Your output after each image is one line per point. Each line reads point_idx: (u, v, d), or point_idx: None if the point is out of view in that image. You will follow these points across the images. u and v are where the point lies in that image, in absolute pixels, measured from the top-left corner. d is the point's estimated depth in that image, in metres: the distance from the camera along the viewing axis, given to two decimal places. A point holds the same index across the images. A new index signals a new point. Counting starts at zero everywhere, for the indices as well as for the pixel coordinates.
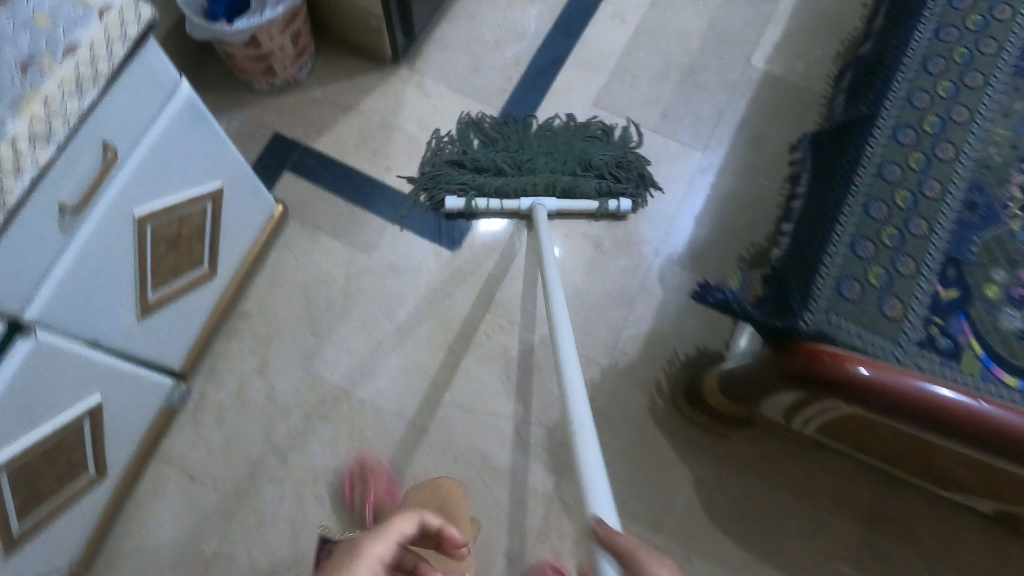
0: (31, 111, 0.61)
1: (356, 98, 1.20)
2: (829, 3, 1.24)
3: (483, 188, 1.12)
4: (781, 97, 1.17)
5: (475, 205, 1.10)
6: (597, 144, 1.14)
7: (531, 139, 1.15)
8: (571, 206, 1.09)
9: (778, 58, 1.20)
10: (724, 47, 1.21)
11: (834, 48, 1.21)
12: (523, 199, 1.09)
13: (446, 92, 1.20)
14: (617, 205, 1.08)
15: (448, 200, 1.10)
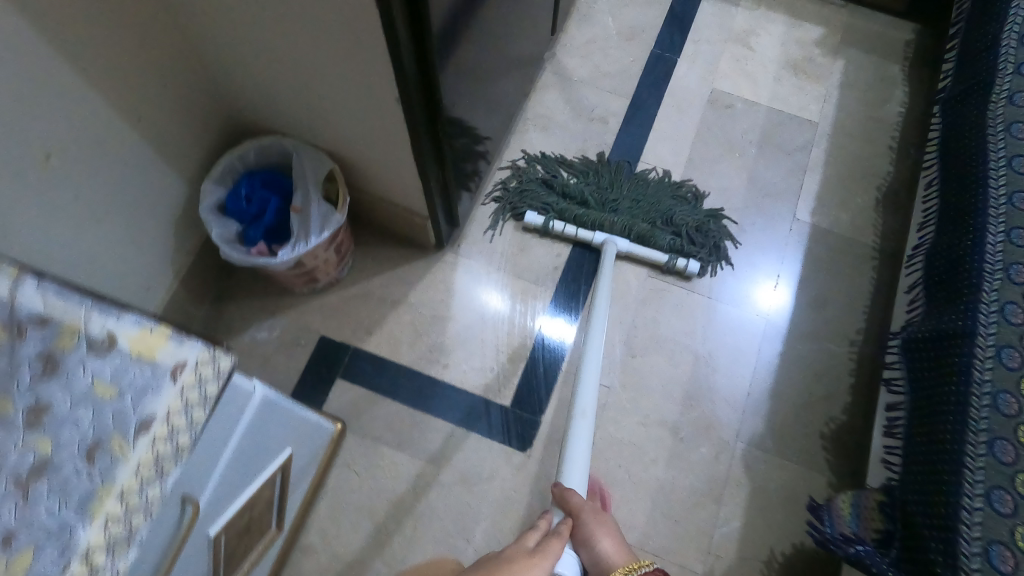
0: (105, 515, 0.44)
1: (401, 291, 1.16)
2: (860, 147, 1.25)
3: (564, 213, 1.19)
4: (832, 253, 1.17)
5: (552, 226, 1.18)
6: (684, 202, 1.21)
7: (622, 183, 1.23)
8: (641, 252, 1.15)
9: (822, 210, 1.21)
10: (765, 203, 1.22)
11: (873, 195, 1.22)
12: (597, 233, 1.17)
13: (497, 274, 1.18)
14: (684, 264, 1.14)
15: (529, 215, 1.18)
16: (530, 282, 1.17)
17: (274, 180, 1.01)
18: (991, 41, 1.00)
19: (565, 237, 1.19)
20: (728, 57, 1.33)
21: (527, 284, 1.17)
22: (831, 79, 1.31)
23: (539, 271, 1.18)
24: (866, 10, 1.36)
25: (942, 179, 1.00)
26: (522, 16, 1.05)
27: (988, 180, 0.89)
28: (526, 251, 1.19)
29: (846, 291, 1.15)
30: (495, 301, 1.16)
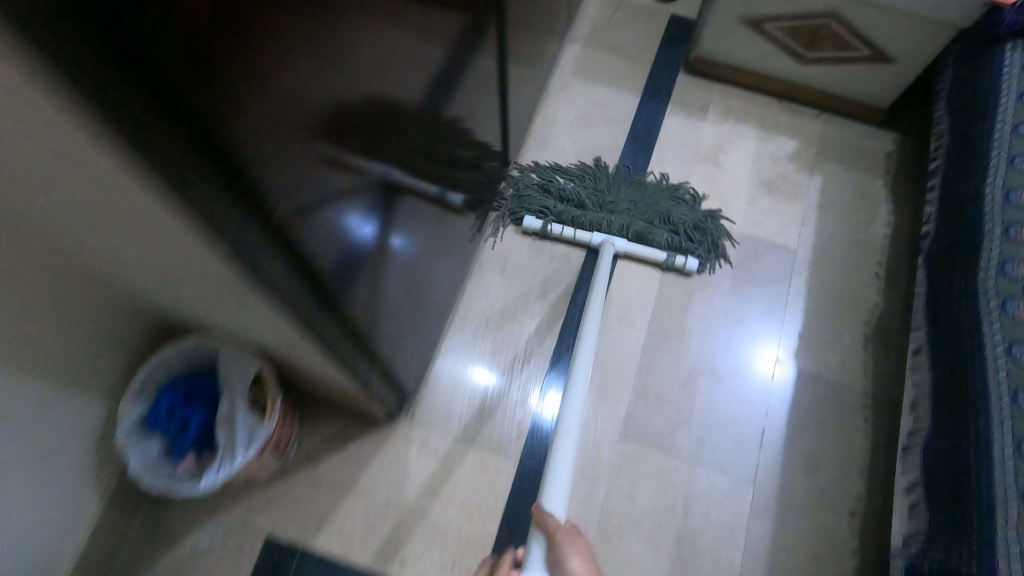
0: None
1: (353, 474, 1.06)
2: (843, 276, 1.16)
3: (561, 216, 1.18)
4: (821, 404, 1.08)
5: (550, 229, 1.18)
6: (681, 202, 1.20)
7: (620, 185, 1.21)
8: (638, 251, 1.15)
9: (808, 353, 1.11)
10: (748, 345, 1.12)
11: (860, 331, 1.12)
12: (594, 234, 1.16)
13: (455, 445, 1.07)
14: (682, 261, 1.14)
15: (527, 219, 1.18)
16: (492, 452, 1.07)
17: (197, 388, 0.94)
18: (972, 193, 0.91)
19: (562, 239, 1.19)
20: (695, 178, 1.23)
21: (488, 455, 1.07)
22: (809, 199, 1.21)
23: (501, 438, 1.08)
24: (840, 119, 1.28)
25: (934, 353, 0.88)
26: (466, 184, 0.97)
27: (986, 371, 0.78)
28: (486, 419, 1.09)
29: (839, 450, 1.05)
30: (455, 478, 1.05)
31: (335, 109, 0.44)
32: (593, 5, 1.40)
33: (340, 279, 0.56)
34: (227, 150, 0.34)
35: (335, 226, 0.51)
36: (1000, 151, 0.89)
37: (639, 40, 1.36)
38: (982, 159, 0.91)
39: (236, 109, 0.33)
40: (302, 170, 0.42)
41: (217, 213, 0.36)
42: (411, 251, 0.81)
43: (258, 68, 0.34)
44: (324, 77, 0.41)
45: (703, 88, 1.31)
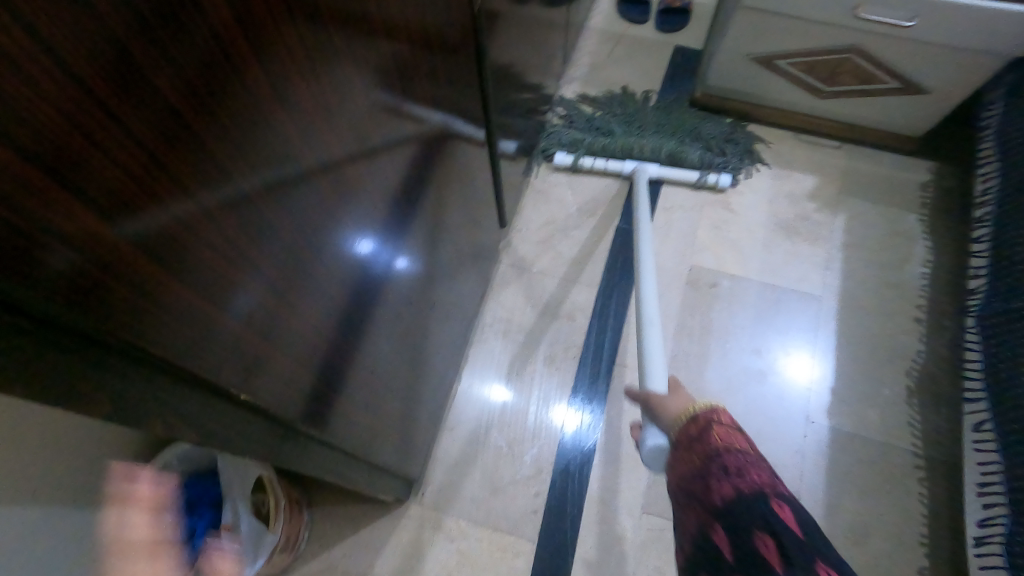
0: None
1: (362, 562, 0.92)
2: (877, 322, 1.08)
3: (591, 148, 1.19)
4: (863, 467, 1.00)
5: (582, 162, 1.18)
6: (709, 120, 1.22)
7: (646, 110, 1.23)
8: (672, 173, 1.16)
9: (844, 409, 1.03)
10: (780, 401, 1.04)
11: (902, 384, 1.04)
12: (626, 162, 1.17)
13: (472, 527, 0.94)
14: (715, 179, 1.15)
15: (557, 156, 1.18)
16: (511, 533, 0.93)
17: (206, 494, 0.84)
18: None
19: (595, 171, 1.19)
20: (706, 224, 1.15)
21: (508, 536, 0.93)
22: (830, 241, 1.13)
23: (521, 517, 0.95)
24: (863, 149, 1.20)
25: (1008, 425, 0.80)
26: (471, 253, 0.92)
27: None
28: (501, 492, 0.96)
29: (889, 518, 0.97)
30: (475, 566, 0.91)
31: (309, 239, 0.37)
32: (587, 42, 1.34)
33: (326, 408, 0.49)
34: (151, 356, 0.27)
35: (318, 355, 0.44)
36: None
37: (639, 77, 1.30)
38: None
39: (162, 309, 0.26)
40: (266, 322, 0.35)
41: (151, 414, 0.30)
42: (418, 351, 0.76)
43: (190, 251, 0.27)
44: (289, 213, 0.34)
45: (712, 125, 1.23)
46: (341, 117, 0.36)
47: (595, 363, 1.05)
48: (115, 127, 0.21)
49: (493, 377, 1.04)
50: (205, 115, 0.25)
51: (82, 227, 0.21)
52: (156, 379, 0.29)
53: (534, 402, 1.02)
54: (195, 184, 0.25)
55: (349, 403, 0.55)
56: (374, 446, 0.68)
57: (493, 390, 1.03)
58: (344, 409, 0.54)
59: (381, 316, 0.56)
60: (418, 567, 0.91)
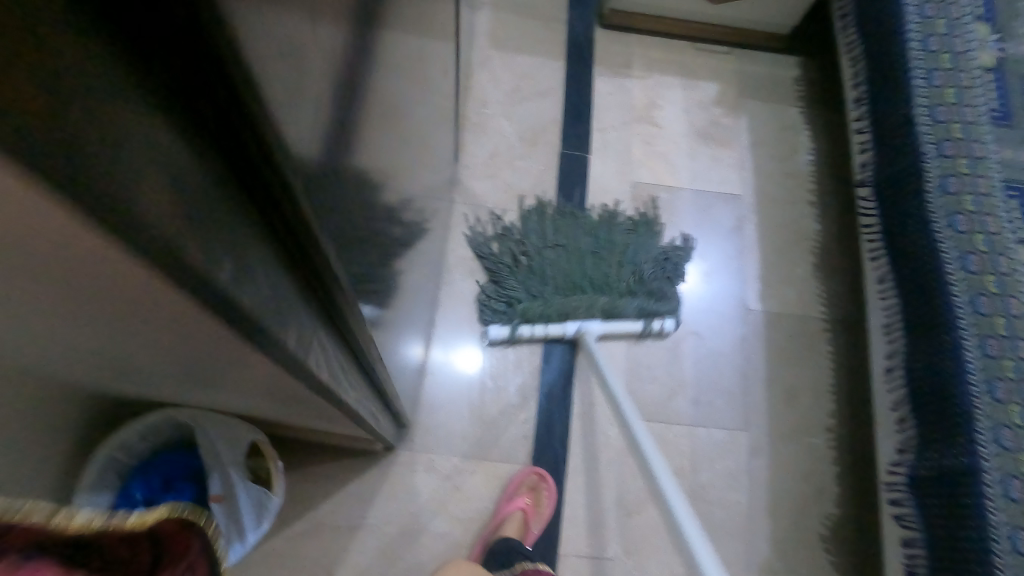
0: None
1: (354, 514, 0.89)
2: (785, 210, 1.20)
3: (528, 313, 1.01)
4: (789, 337, 1.14)
5: (521, 332, 1.01)
6: (639, 244, 1.09)
7: (581, 232, 1.08)
8: (616, 328, 1.03)
9: (770, 291, 1.15)
10: (721, 295, 1.13)
11: (808, 261, 1.18)
12: (567, 325, 1.01)
13: (463, 463, 0.95)
14: (660, 325, 1.06)
15: (492, 330, 1.00)
16: (502, 460, 0.96)
17: (175, 467, 0.73)
18: (903, 118, 0.95)
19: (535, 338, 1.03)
20: (637, 141, 1.17)
21: (500, 463, 0.96)
22: (740, 144, 1.22)
23: (510, 444, 0.97)
24: (752, 52, 1.29)
25: (892, 263, 0.96)
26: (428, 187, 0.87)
27: (947, 276, 0.85)
28: (486, 425, 0.97)
29: (810, 377, 1.12)
30: (472, 497, 0.93)
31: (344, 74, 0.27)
32: None
33: (360, 335, 0.40)
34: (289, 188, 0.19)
35: (353, 269, 0.35)
36: (918, 71, 0.94)
37: None
38: (904, 83, 0.96)
39: (296, 106, 0.19)
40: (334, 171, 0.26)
41: (269, 291, 0.22)
42: (393, 300, 0.71)
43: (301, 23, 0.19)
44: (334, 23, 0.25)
45: (621, 41, 1.24)
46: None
47: None
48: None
49: (458, 317, 1.02)
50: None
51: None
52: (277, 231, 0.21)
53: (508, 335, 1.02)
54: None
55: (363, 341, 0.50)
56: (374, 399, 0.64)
57: (459, 354, 1.01)
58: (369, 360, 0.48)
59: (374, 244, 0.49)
60: (414, 512, 0.90)
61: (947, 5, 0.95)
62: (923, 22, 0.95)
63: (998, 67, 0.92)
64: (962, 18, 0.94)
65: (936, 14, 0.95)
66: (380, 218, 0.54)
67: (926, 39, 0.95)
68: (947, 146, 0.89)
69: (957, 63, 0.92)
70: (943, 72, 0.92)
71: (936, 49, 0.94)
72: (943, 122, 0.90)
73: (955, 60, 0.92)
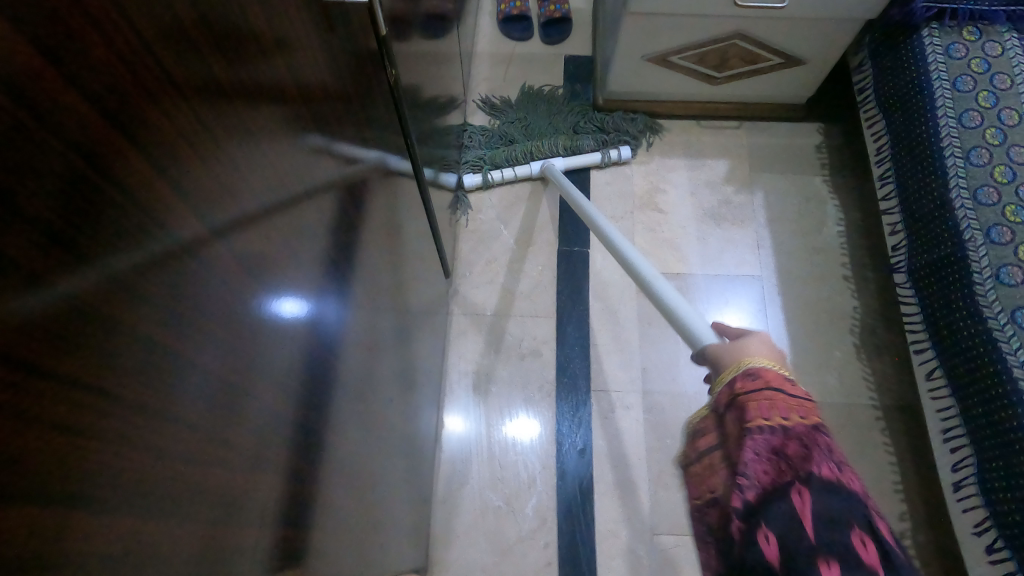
0: None
1: None
2: (815, 288, 1.12)
3: (495, 162, 1.16)
4: (836, 431, 1.02)
5: (491, 177, 1.15)
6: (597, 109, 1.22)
7: (542, 109, 1.23)
8: (577, 161, 1.16)
9: (808, 380, 1.05)
10: None
11: (848, 341, 1.08)
12: (532, 163, 1.15)
13: None
14: (617, 153, 1.16)
15: (465, 178, 1.15)
16: None
17: None
18: (940, 201, 0.86)
19: (505, 183, 1.17)
20: (641, 229, 1.13)
21: None
22: (756, 220, 1.16)
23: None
24: (764, 125, 1.24)
25: (945, 361, 0.85)
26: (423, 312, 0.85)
27: (1012, 379, 0.73)
28: (504, 551, 0.91)
29: (866, 478, 1.00)
30: None
31: (258, 273, 0.28)
32: (482, 66, 1.30)
33: (301, 556, 0.37)
34: (135, 474, 0.20)
35: (300, 413, 0.35)
36: (952, 149, 0.86)
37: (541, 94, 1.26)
38: (936, 162, 0.88)
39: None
40: (232, 403, 0.27)
41: None
42: (393, 446, 0.67)
43: (149, 300, 0.20)
44: (233, 267, 0.26)
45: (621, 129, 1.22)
46: (251, 220, 0.27)
47: (572, 394, 1.01)
48: (11, 177, 0.15)
49: (465, 434, 0.98)
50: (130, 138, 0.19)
51: (21, 298, 0.16)
52: (160, 482, 0.22)
53: (519, 452, 0.97)
54: (133, 223, 0.19)
55: (340, 553, 0.47)
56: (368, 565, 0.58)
57: (521, 424, 0.99)
58: (328, 545, 0.44)
59: (346, 408, 0.45)
60: None
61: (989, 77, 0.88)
62: (958, 96, 0.88)
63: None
64: (1013, 89, 0.87)
65: (975, 87, 0.88)
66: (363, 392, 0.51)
67: (964, 114, 0.87)
68: (999, 232, 0.79)
69: (1007, 137, 0.84)
70: (989, 148, 0.84)
71: (976, 124, 0.86)
72: (993, 204, 0.80)
73: (1003, 134, 0.84)
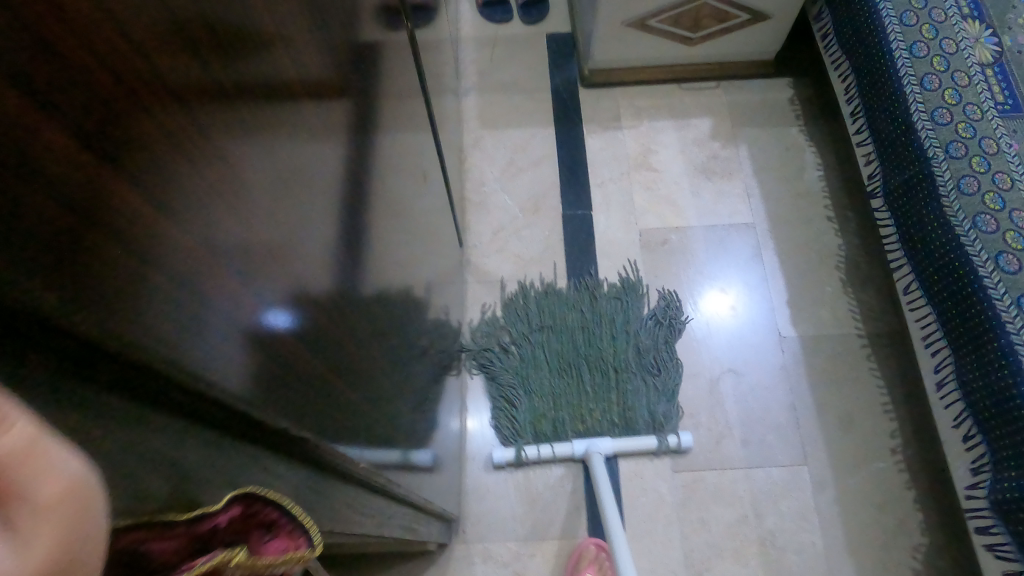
0: None
1: None
2: (801, 230, 1.18)
3: (532, 433, 0.99)
4: (832, 359, 1.09)
5: (526, 454, 0.98)
6: (661, 367, 1.06)
7: (599, 367, 1.04)
8: (627, 446, 0.99)
9: (802, 315, 1.12)
10: (747, 329, 1.10)
11: (837, 277, 1.15)
12: (575, 444, 0.97)
13: (518, 545, 0.93)
14: (676, 441, 1.00)
15: (494, 452, 0.98)
16: (557, 534, 0.94)
17: None
18: (903, 125, 0.93)
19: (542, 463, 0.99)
20: (638, 189, 1.19)
21: (555, 539, 0.94)
22: (743, 172, 1.22)
23: (561, 517, 0.95)
24: (740, 82, 1.31)
25: (919, 265, 0.91)
26: (439, 273, 0.90)
27: (977, 273, 0.80)
28: (534, 500, 0.96)
29: (863, 399, 1.07)
30: None
31: (318, 142, 0.31)
32: (468, 49, 1.35)
33: (369, 452, 0.42)
34: (259, 234, 0.24)
35: (322, 433, 0.32)
36: (908, 78, 0.92)
37: (527, 71, 1.31)
38: (896, 90, 0.94)
39: (188, 217, 0.19)
40: (313, 219, 0.31)
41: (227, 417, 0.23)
42: (426, 393, 0.72)
43: (258, 93, 0.23)
44: (311, 97, 0.30)
45: (607, 97, 1.28)
46: (290, 187, 0.27)
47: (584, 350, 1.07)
48: None
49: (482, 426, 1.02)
50: (222, 51, 0.21)
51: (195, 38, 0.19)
52: (265, 261, 0.25)
53: None
54: (207, 115, 0.20)
55: (396, 473, 0.52)
56: (416, 496, 0.63)
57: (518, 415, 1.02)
58: (385, 465, 0.48)
59: (380, 334, 0.49)
60: None
61: (929, 11, 0.94)
62: (906, 30, 0.94)
63: (998, 61, 0.93)
64: (948, 21, 0.94)
65: (918, 22, 0.94)
66: (393, 327, 0.55)
67: (913, 45, 0.93)
68: (957, 146, 0.86)
69: (950, 65, 0.91)
70: (937, 75, 0.91)
71: (925, 54, 0.92)
72: (947, 122, 0.88)
73: (948, 62, 0.91)
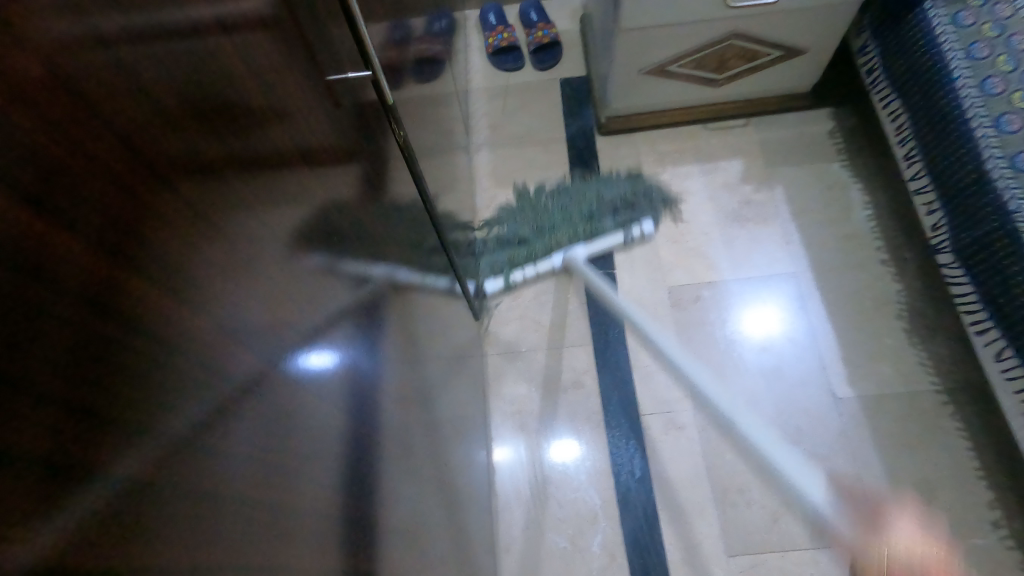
0: None
1: None
2: (852, 276, 1.08)
3: (515, 260, 1.04)
4: (899, 423, 0.97)
5: (514, 279, 1.04)
6: (608, 184, 1.14)
7: (570, 207, 1.11)
8: (600, 246, 1.07)
9: (861, 374, 1.01)
10: (798, 389, 1.00)
11: (899, 328, 1.03)
12: (553, 256, 1.04)
13: None
14: (640, 232, 1.10)
15: (486, 285, 1.04)
16: None
17: None
18: (975, 171, 0.83)
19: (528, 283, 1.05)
20: (664, 243, 1.12)
21: None
22: (780, 216, 1.13)
23: None
24: (772, 119, 1.22)
25: (1008, 324, 0.81)
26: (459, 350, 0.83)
27: None
28: None
29: (945, 467, 0.94)
30: None
31: (296, 344, 0.26)
32: (479, 104, 1.30)
33: None
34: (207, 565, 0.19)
35: (347, 472, 0.31)
36: (979, 118, 0.83)
37: (539, 123, 1.26)
38: (963, 135, 0.84)
39: None
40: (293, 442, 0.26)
41: None
42: (452, 499, 0.65)
43: (186, 390, 0.19)
44: (282, 299, 0.25)
45: (628, 145, 1.21)
46: (248, 452, 0.22)
47: (619, 421, 0.99)
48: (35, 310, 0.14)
49: (515, 465, 0.96)
50: (206, 128, 0.20)
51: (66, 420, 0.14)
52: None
53: (569, 491, 0.94)
54: (203, 199, 0.20)
55: None
56: None
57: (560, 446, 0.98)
58: None
59: (399, 465, 0.43)
60: None
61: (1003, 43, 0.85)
62: (975, 64, 0.85)
63: None
64: None
65: (991, 53, 0.85)
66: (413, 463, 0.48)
67: (983, 81, 0.84)
68: None
69: None
70: (1017, 113, 0.80)
71: (999, 90, 0.82)
72: None
73: None
